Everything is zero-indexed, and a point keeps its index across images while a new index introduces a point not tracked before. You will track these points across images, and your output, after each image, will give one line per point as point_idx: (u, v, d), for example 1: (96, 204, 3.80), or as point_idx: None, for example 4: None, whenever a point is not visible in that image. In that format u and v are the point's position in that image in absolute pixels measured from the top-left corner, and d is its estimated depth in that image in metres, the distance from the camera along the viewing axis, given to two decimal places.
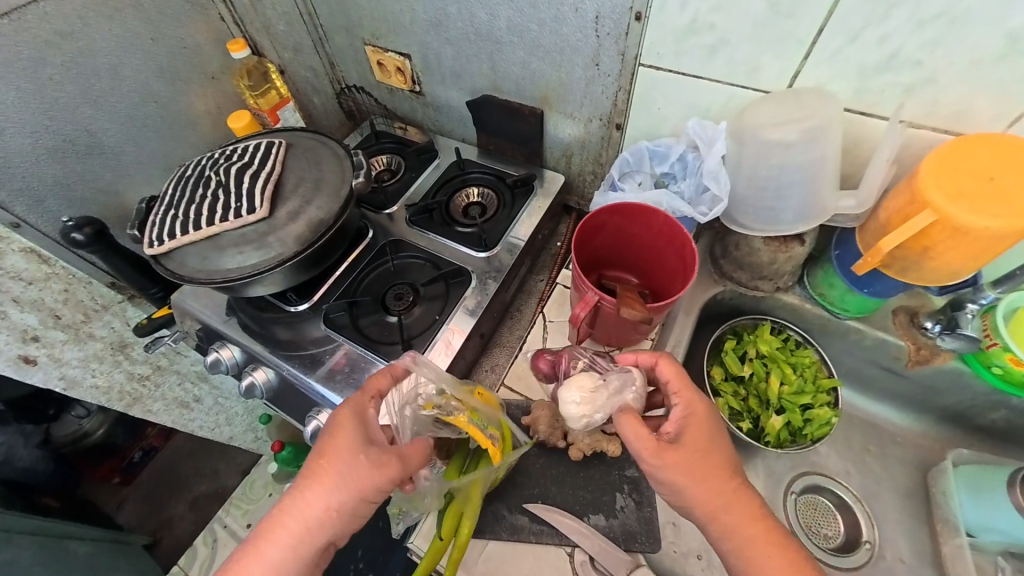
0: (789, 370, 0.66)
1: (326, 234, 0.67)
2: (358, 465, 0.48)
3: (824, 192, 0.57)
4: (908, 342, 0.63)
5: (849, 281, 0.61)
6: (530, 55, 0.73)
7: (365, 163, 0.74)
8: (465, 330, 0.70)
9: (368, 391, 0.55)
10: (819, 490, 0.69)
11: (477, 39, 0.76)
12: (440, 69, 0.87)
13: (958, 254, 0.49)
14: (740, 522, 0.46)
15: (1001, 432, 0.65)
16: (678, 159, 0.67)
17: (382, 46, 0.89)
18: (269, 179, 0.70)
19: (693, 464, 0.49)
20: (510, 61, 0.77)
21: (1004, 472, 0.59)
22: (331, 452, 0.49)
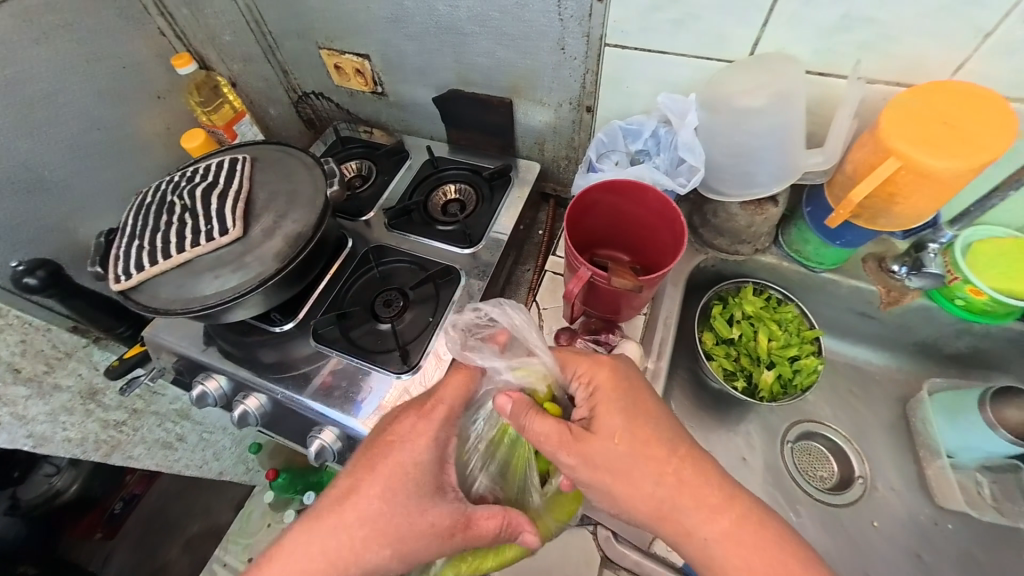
0: (774, 327, 0.70)
1: (306, 247, 0.65)
2: (419, 520, 0.51)
3: (795, 151, 0.59)
4: (879, 286, 0.67)
5: (822, 235, 0.64)
6: (495, 45, 0.73)
7: (338, 170, 0.72)
8: None
9: (444, 414, 0.54)
10: (812, 436, 0.73)
11: (439, 32, 0.75)
12: (402, 67, 0.85)
13: (921, 196, 0.53)
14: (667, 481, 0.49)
15: (966, 358, 0.71)
16: (652, 134, 0.70)
17: (339, 49, 0.86)
18: (239, 197, 0.67)
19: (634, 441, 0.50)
20: (476, 54, 0.76)
21: (975, 394, 0.64)
22: (395, 490, 0.51)
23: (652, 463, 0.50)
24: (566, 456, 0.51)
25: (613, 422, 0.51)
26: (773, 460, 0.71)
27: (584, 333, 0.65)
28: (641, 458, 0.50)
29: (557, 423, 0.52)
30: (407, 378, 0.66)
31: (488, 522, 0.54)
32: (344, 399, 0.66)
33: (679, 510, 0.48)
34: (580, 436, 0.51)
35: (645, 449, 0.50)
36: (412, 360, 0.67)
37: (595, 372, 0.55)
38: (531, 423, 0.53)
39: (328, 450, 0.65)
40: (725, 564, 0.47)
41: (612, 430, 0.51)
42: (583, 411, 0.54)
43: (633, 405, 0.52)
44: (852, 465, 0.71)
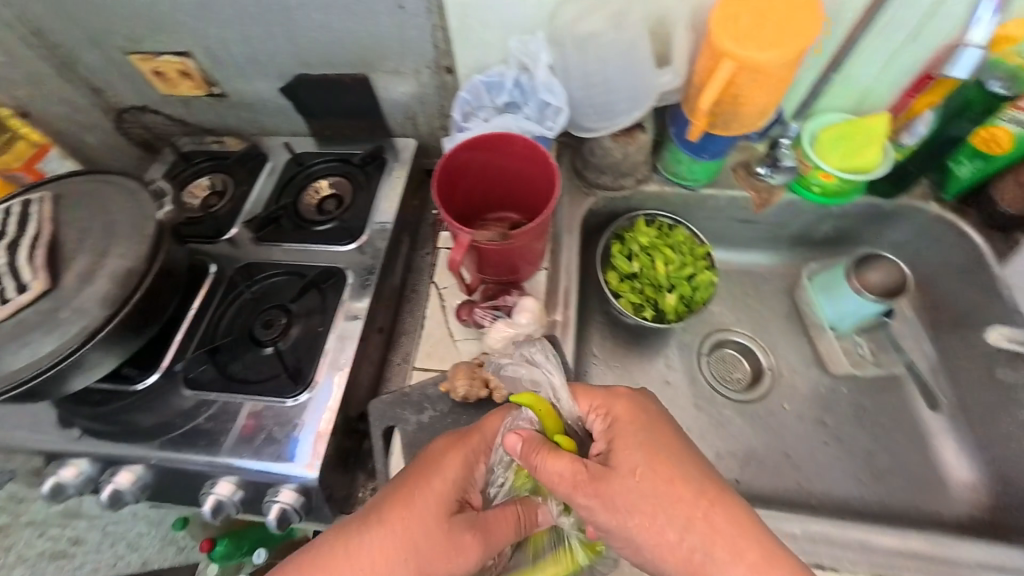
0: (668, 252, 0.71)
1: (143, 283, 0.55)
2: (439, 548, 0.47)
3: (646, 72, 0.60)
4: (749, 191, 0.72)
5: (690, 152, 0.66)
6: (329, 15, 0.65)
7: (170, 190, 0.66)
8: (358, 333, 0.62)
9: (484, 440, 0.52)
10: (724, 343, 0.78)
11: (261, 10, 0.66)
12: (231, 58, 0.74)
13: (758, 92, 0.55)
14: (693, 528, 0.43)
15: (833, 240, 0.78)
16: (514, 84, 0.66)
17: (152, 50, 0.74)
18: (38, 243, 0.54)
19: (653, 486, 0.44)
20: (313, 28, 0.68)
21: (842, 268, 0.70)
22: (420, 510, 0.48)
23: (677, 506, 0.44)
24: (583, 499, 0.46)
25: (636, 458, 0.46)
26: (694, 375, 0.74)
27: (485, 301, 0.62)
28: (669, 501, 0.44)
29: (578, 462, 0.46)
30: (304, 399, 0.58)
31: (503, 526, 0.51)
32: (233, 443, 0.56)
33: (710, 561, 0.42)
34: (602, 479, 0.46)
35: (676, 492, 0.44)
36: (306, 378, 0.59)
37: (612, 404, 0.51)
38: (542, 463, 0.47)
39: (228, 502, 0.54)
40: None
41: (628, 468, 0.46)
42: (599, 446, 0.50)
43: (659, 446, 0.47)
44: (760, 360, 0.76)
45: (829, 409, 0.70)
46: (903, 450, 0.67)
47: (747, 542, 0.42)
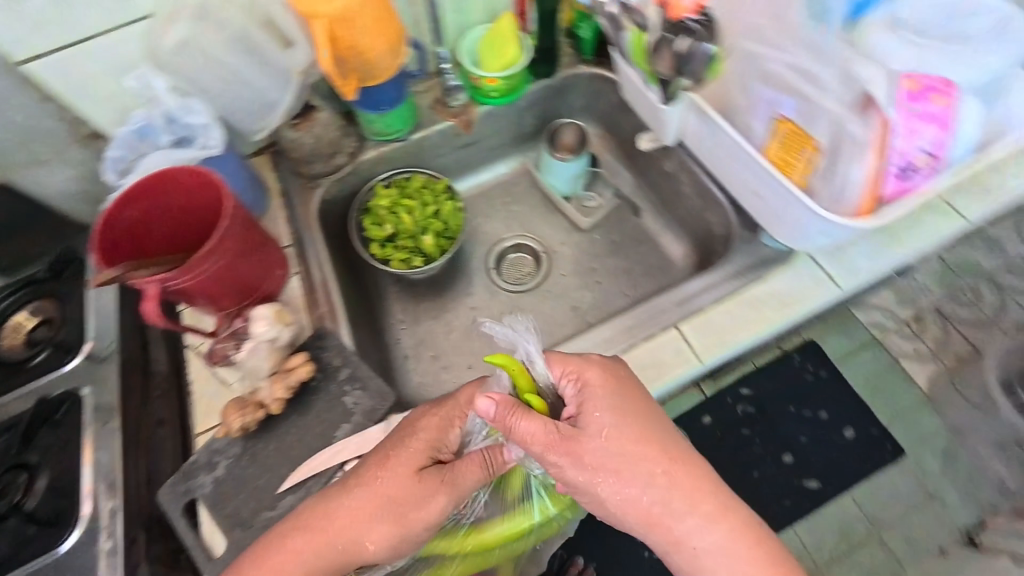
0: (409, 201, 0.76)
1: None
2: (408, 500, 0.49)
3: (273, 56, 0.65)
4: (450, 119, 0.81)
5: (372, 110, 0.73)
6: None
7: None
8: (117, 437, 0.56)
9: (458, 404, 0.54)
10: (503, 251, 0.87)
11: None
12: None
13: (365, 38, 0.61)
14: (658, 484, 0.48)
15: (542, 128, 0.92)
16: (164, 123, 0.63)
17: None
18: None
19: (616, 452, 0.48)
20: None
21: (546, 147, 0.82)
22: (394, 466, 0.50)
23: (642, 460, 0.48)
24: (553, 461, 0.48)
25: (608, 420, 0.49)
26: (492, 287, 0.83)
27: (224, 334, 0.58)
28: (639, 452, 0.48)
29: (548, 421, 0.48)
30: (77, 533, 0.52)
31: (473, 475, 0.51)
32: None
33: (666, 513, 0.47)
34: (575, 436, 0.48)
35: (645, 446, 0.48)
36: (72, 515, 0.52)
37: (586, 370, 0.51)
38: (517, 424, 0.47)
39: None
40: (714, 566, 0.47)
41: (597, 430, 0.48)
42: (569, 410, 0.51)
43: (629, 410, 0.50)
44: (535, 248, 0.87)
45: (591, 255, 0.84)
46: (648, 256, 0.82)
47: (706, 494, 0.48)
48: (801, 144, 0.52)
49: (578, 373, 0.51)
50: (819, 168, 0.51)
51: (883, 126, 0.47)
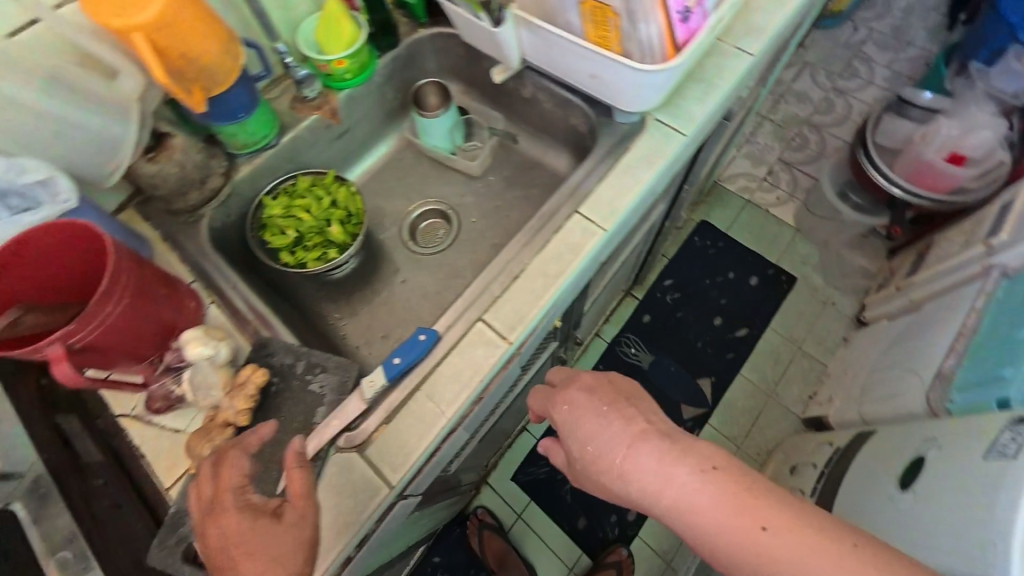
0: (303, 201, 0.77)
1: None
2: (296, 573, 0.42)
3: (104, 93, 0.60)
4: (316, 112, 0.82)
5: (231, 121, 0.71)
6: None
7: None
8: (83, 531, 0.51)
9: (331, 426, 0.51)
10: (418, 216, 0.92)
11: None
12: None
13: (191, 40, 0.59)
14: (676, 464, 0.49)
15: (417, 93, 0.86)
16: None
17: None
18: None
19: (596, 455, 0.54)
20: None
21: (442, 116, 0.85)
22: (281, 521, 0.43)
23: (693, 484, 0.48)
24: (588, 449, 0.56)
25: (637, 441, 0.52)
26: (416, 258, 0.87)
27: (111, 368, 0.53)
28: (595, 459, 0.54)
29: None
30: None
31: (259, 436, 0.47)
32: None
33: (671, 490, 0.49)
34: (578, 466, 0.58)
35: (666, 471, 0.49)
36: None
37: (642, 448, 0.52)
38: None
39: None
40: (702, 494, 0.47)
41: (594, 413, 0.57)
42: None
43: None
44: (432, 207, 0.92)
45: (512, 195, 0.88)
46: (530, 183, 0.90)
47: (710, 479, 0.48)
48: (607, 14, 0.55)
49: (618, 422, 0.55)
50: (627, 32, 0.56)
51: None
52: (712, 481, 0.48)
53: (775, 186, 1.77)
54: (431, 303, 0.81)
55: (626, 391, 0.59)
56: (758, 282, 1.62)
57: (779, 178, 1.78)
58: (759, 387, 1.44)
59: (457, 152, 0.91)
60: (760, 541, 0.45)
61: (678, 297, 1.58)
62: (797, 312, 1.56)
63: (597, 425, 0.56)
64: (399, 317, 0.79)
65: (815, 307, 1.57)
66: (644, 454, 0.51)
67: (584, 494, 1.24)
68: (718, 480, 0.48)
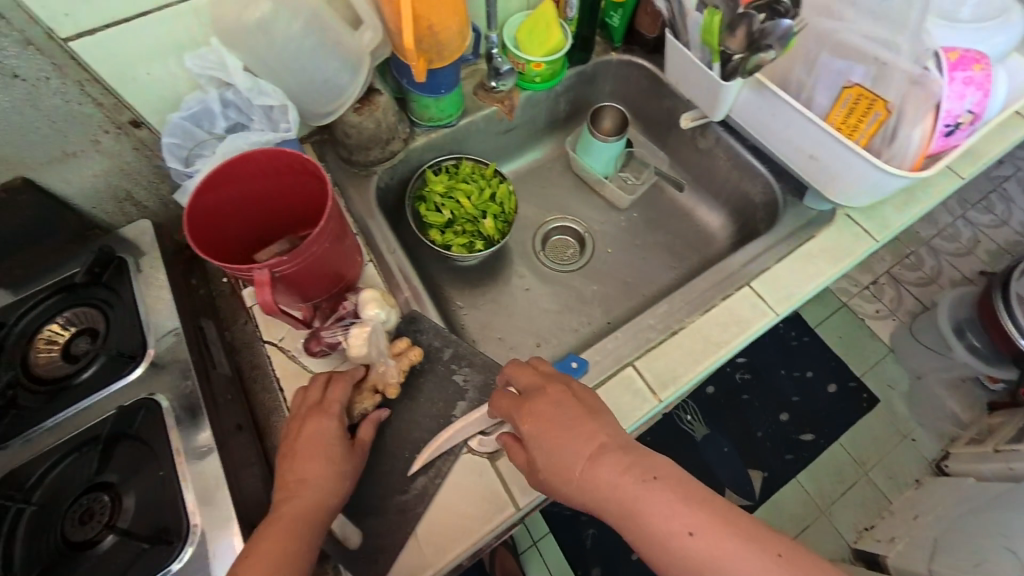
0: (465, 186, 0.77)
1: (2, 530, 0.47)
2: (301, 529, 0.41)
3: (346, 37, 0.62)
4: (495, 104, 0.83)
5: (429, 94, 0.72)
6: None
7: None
8: (213, 447, 0.52)
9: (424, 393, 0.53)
10: (551, 227, 0.90)
11: None
12: None
13: (441, 15, 0.61)
14: (655, 495, 0.39)
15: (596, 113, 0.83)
16: (225, 106, 0.63)
17: None
18: None
19: (561, 474, 0.44)
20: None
21: (612, 142, 0.83)
22: (337, 465, 0.46)
23: (663, 508, 0.39)
24: (538, 454, 0.45)
25: (612, 464, 0.42)
26: (541, 270, 0.85)
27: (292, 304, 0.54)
28: (558, 475, 0.44)
29: None
30: (191, 552, 0.47)
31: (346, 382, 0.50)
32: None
33: (653, 523, 0.39)
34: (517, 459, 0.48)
35: (642, 501, 0.40)
36: (180, 531, 0.48)
37: (603, 467, 0.42)
38: None
39: None
40: (651, 504, 0.39)
41: (546, 421, 0.46)
42: None
43: None
44: (568, 222, 0.91)
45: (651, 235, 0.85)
46: (674, 231, 0.87)
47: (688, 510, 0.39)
48: (872, 107, 0.55)
49: (574, 430, 0.45)
50: (883, 131, 0.56)
51: (942, 90, 0.51)
52: (698, 518, 0.38)
53: (877, 294, 1.66)
54: (548, 320, 0.79)
55: (588, 402, 0.47)
56: (837, 390, 1.49)
57: (886, 288, 1.66)
58: (813, 501, 1.35)
59: (609, 178, 0.89)
60: (684, 547, 0.38)
61: (747, 378, 1.50)
62: (871, 436, 1.44)
63: (543, 431, 0.45)
64: (514, 325, 0.78)
65: (892, 437, 1.43)
66: (607, 471, 0.42)
67: (606, 548, 1.19)
68: (701, 519, 0.38)
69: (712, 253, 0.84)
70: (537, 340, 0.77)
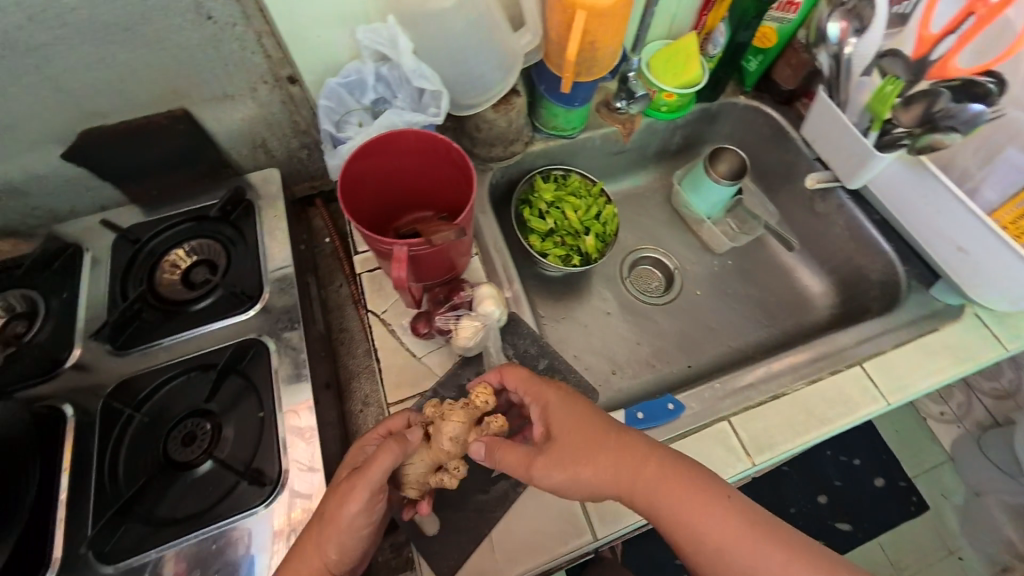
0: (573, 200, 0.77)
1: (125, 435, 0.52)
2: (331, 540, 0.43)
3: (506, 38, 0.63)
4: (616, 125, 0.83)
5: (563, 104, 0.72)
6: (161, 63, 0.60)
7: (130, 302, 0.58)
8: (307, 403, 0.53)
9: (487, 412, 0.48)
10: (641, 254, 0.88)
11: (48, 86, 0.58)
12: (30, 126, 0.61)
13: (608, 34, 0.61)
14: (660, 484, 0.43)
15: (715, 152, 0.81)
16: (377, 79, 0.65)
17: None
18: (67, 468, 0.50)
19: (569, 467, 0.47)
20: (78, 61, 0.56)
21: (725, 187, 0.80)
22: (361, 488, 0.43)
23: (672, 495, 0.43)
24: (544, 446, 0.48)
25: (618, 456, 0.46)
26: (624, 296, 0.84)
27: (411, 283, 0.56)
28: (563, 470, 0.47)
29: None
30: (279, 497, 0.49)
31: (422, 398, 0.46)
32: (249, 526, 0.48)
33: (663, 507, 0.43)
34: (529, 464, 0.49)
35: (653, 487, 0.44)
36: (271, 474, 0.50)
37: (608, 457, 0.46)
38: None
39: None
40: (660, 490, 0.43)
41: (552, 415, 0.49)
42: None
43: None
44: (659, 253, 0.89)
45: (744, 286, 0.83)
46: (768, 287, 0.84)
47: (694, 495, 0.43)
48: None
49: (577, 424, 0.48)
50: None
51: None
52: (701, 502, 0.42)
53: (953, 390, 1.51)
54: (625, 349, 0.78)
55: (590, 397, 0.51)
56: (884, 486, 1.35)
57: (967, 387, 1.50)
58: None
59: (712, 221, 0.86)
60: (697, 527, 0.42)
61: None
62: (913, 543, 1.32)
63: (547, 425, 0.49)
64: (590, 346, 0.78)
65: (938, 549, 1.31)
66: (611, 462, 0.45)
67: None
68: (707, 501, 0.42)
69: (809, 320, 0.80)
70: (613, 368, 0.76)
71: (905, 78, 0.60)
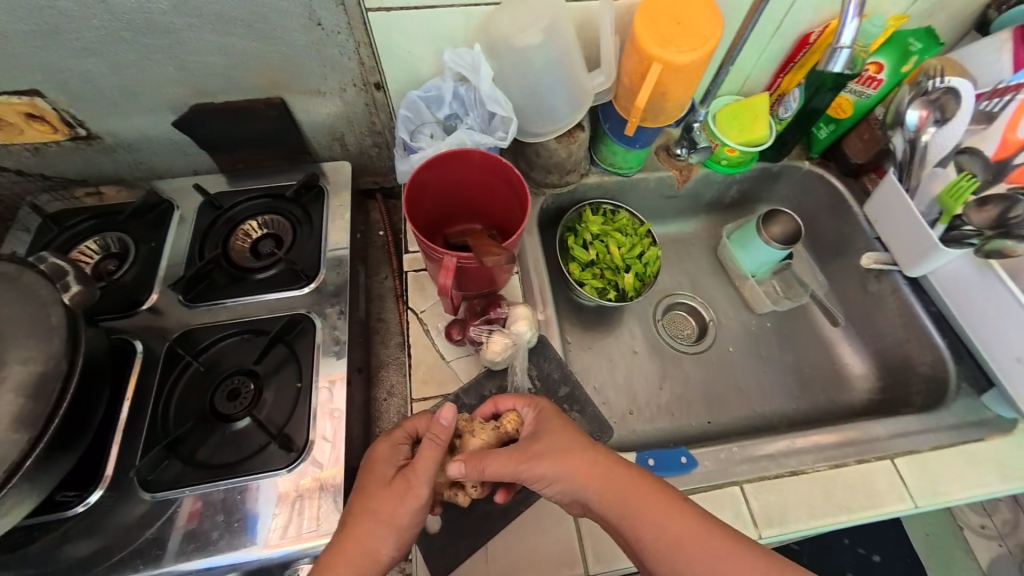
0: (618, 235, 0.79)
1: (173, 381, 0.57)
2: (378, 532, 0.45)
3: (581, 77, 0.67)
4: (672, 170, 0.84)
5: (624, 144, 0.74)
6: (271, 57, 0.67)
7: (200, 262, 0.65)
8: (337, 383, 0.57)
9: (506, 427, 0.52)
10: (678, 299, 0.88)
11: (173, 64, 0.66)
12: (152, 94, 0.70)
13: (680, 87, 0.64)
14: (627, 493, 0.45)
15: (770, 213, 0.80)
16: (454, 97, 0.70)
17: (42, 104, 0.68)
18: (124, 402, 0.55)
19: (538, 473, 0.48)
20: (205, 47, 0.64)
21: (774, 249, 0.79)
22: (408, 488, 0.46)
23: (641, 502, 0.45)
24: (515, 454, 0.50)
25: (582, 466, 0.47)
26: (653, 338, 0.84)
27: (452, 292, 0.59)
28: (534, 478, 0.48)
29: None
30: (301, 464, 0.53)
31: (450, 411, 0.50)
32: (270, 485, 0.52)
33: (633, 518, 0.44)
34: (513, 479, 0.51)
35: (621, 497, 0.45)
36: (298, 442, 0.54)
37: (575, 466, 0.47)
38: None
39: None
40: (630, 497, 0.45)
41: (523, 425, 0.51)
42: None
43: None
44: (695, 300, 0.88)
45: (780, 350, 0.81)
46: (803, 357, 0.81)
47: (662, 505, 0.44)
48: None
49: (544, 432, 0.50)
50: None
51: None
52: (669, 509, 0.44)
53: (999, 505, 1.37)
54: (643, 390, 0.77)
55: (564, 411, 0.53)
56: None
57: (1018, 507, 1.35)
58: None
59: (756, 279, 0.85)
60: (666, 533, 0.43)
61: None
62: None
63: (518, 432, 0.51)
64: (610, 379, 0.78)
65: None
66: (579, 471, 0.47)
67: None
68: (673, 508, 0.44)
69: (842, 400, 0.77)
70: (629, 406, 0.76)
71: (982, 177, 0.60)
